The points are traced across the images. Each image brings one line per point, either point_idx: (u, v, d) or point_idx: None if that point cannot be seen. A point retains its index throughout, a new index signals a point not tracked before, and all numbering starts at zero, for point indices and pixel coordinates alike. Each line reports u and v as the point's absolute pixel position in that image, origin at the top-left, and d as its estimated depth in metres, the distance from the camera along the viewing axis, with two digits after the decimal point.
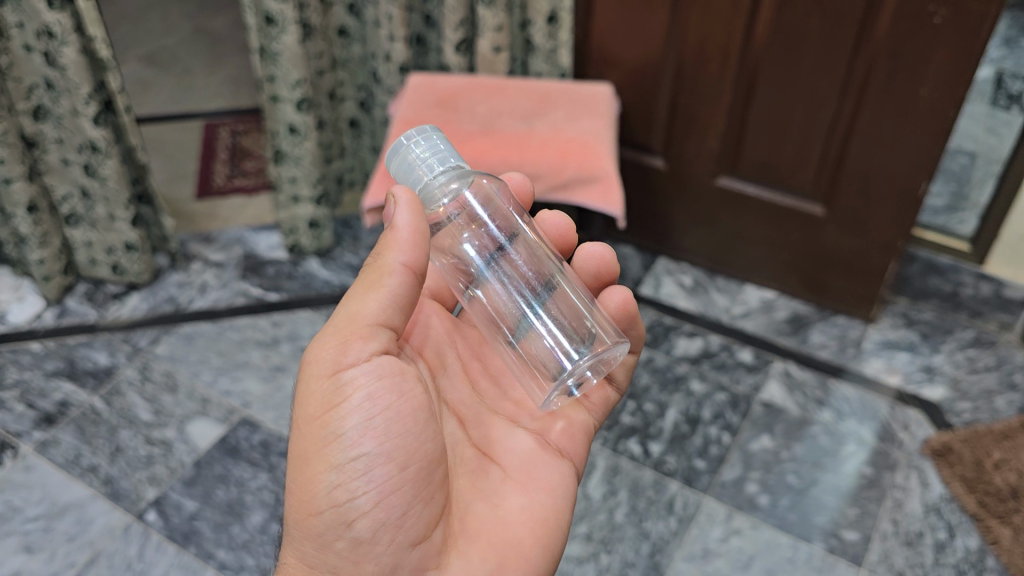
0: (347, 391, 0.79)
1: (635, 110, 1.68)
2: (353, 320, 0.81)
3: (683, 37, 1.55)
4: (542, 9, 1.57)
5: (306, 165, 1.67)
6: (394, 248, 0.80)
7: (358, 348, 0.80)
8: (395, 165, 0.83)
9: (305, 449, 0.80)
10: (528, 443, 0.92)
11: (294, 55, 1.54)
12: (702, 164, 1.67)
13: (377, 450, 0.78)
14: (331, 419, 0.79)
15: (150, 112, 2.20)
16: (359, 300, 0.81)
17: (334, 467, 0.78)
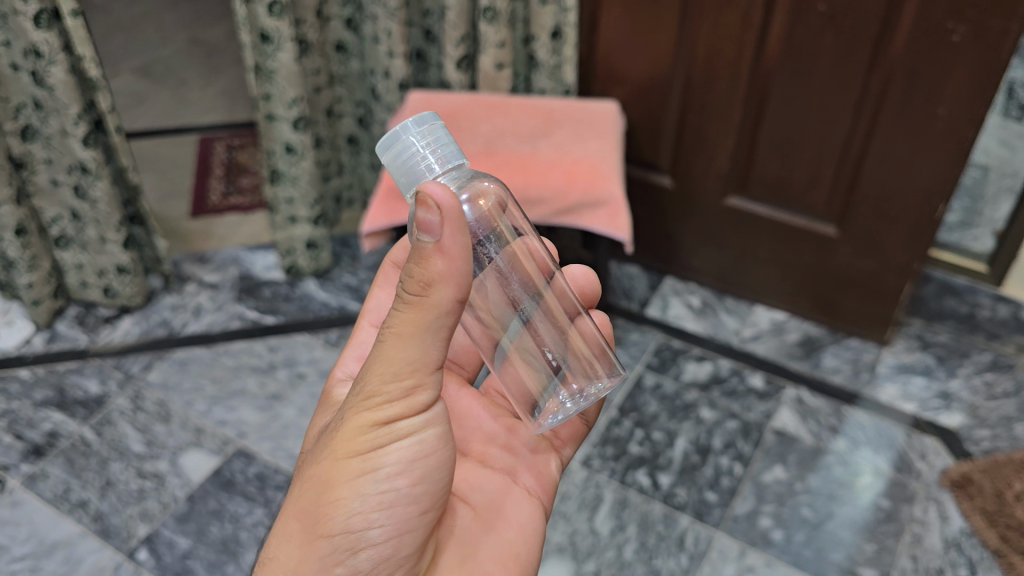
0: (396, 432, 0.72)
1: (642, 127, 1.63)
2: (411, 360, 0.69)
3: (691, 53, 1.50)
4: (545, 24, 1.52)
5: (303, 185, 1.62)
6: (447, 283, 0.65)
7: (415, 393, 0.71)
8: (389, 153, 0.70)
9: (334, 477, 0.72)
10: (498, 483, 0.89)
11: (290, 73, 1.49)
12: (710, 183, 1.62)
13: (409, 492, 0.74)
14: (369, 456, 0.72)
15: (143, 126, 2.15)
16: (415, 344, 0.68)
17: (358, 502, 0.72)
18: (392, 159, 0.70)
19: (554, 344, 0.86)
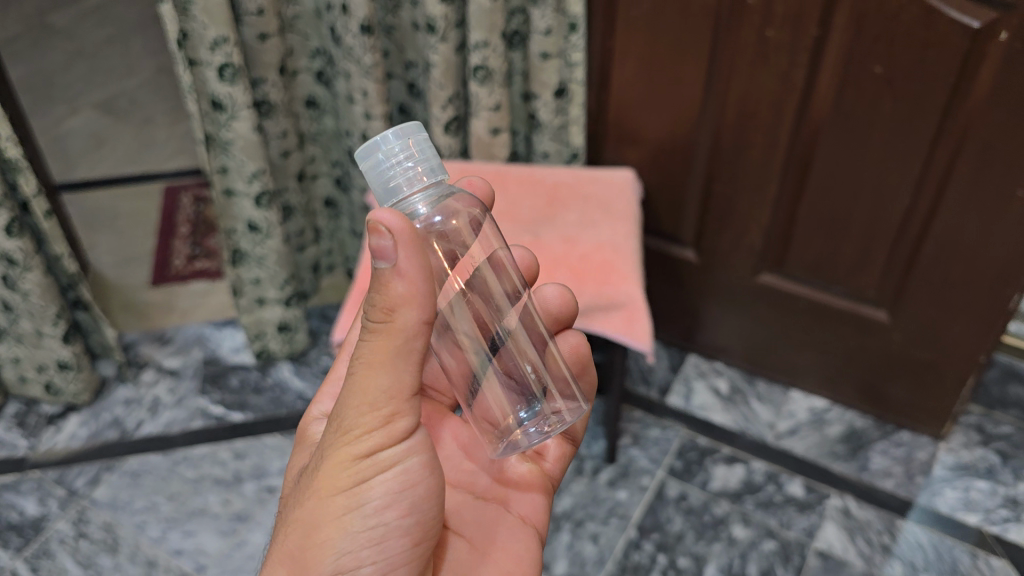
0: (379, 464, 0.66)
1: (661, 196, 1.41)
2: (384, 389, 0.63)
3: (718, 115, 1.28)
4: (548, 81, 1.30)
5: (271, 266, 1.40)
6: (411, 308, 0.60)
7: (392, 423, 0.64)
8: (367, 166, 0.64)
9: (319, 516, 0.66)
10: (488, 513, 0.83)
11: (248, 143, 1.27)
12: (741, 259, 1.41)
13: (399, 522, 0.68)
14: (354, 493, 0.66)
15: (104, 175, 1.89)
16: (386, 371, 0.62)
17: (346, 539, 0.66)
18: (368, 167, 0.64)
19: (516, 364, 0.81)
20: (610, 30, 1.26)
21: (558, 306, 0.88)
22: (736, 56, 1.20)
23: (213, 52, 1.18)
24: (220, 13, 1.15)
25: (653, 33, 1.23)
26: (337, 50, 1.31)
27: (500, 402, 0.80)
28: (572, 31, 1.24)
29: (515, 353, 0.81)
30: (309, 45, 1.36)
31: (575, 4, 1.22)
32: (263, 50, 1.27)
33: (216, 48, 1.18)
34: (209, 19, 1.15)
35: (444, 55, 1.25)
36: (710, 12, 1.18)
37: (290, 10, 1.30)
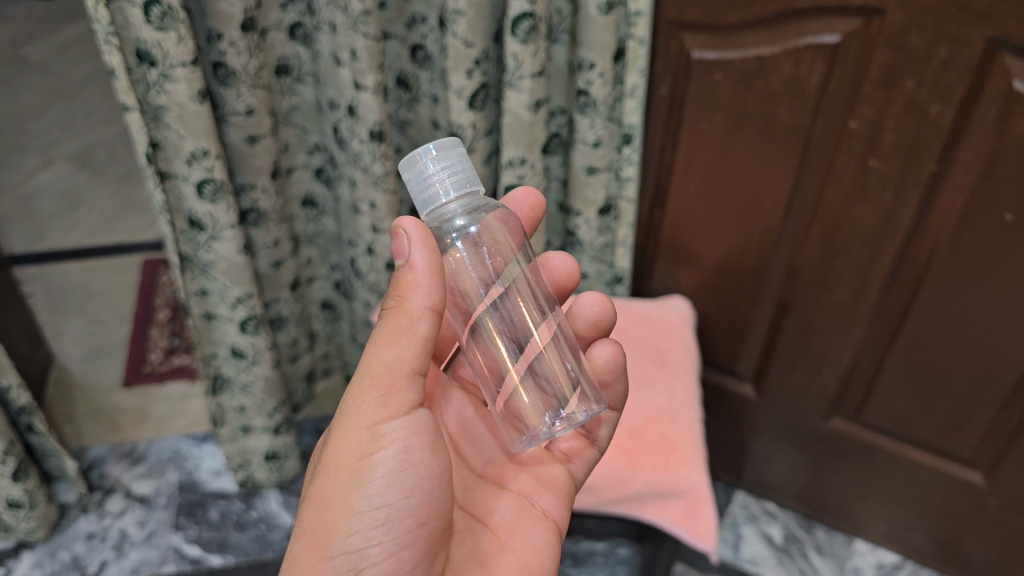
0: (382, 442, 0.66)
1: (719, 328, 1.21)
2: (387, 365, 0.66)
3: (796, 247, 1.07)
4: (593, 197, 1.08)
5: (257, 393, 1.20)
6: (417, 292, 0.65)
7: (392, 399, 0.66)
8: (408, 174, 0.66)
9: (328, 495, 0.66)
10: (507, 508, 0.78)
11: (233, 267, 1.06)
12: (811, 402, 1.21)
13: (403, 506, 0.66)
14: (358, 471, 0.66)
15: (77, 244, 1.71)
16: (391, 349, 0.65)
17: (351, 518, 0.66)
18: (409, 176, 0.67)
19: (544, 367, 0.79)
20: (670, 141, 1.05)
21: (596, 313, 0.82)
22: (828, 185, 0.99)
23: (190, 167, 0.96)
24: (199, 123, 0.93)
25: (724, 150, 1.02)
26: (340, 151, 1.09)
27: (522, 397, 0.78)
28: (625, 143, 1.03)
29: (547, 354, 0.79)
30: (307, 139, 1.15)
31: (631, 114, 1.01)
32: (253, 153, 1.06)
33: (194, 162, 0.96)
34: (186, 129, 0.93)
35: (471, 167, 1.04)
36: (800, 134, 0.97)
37: (286, 101, 1.10)
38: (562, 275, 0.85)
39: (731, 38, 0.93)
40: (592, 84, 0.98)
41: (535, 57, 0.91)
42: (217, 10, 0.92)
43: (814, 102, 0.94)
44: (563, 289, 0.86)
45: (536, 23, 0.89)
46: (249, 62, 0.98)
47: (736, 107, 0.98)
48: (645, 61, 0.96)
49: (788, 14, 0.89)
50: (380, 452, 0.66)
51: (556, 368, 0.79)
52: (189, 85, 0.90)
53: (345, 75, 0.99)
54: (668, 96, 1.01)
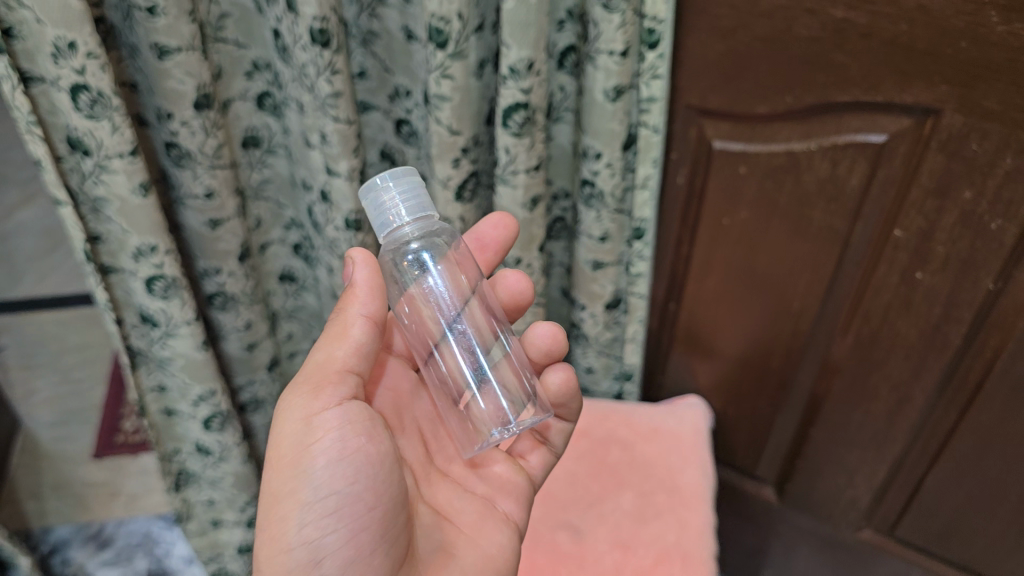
0: (320, 434, 0.60)
1: (739, 428, 1.10)
2: (322, 362, 0.62)
3: (830, 353, 0.94)
4: (599, 292, 0.98)
5: (227, 488, 1.09)
6: (357, 294, 0.63)
7: (329, 389, 0.62)
8: (372, 196, 0.62)
9: (275, 490, 0.60)
10: (465, 508, 0.72)
11: (195, 364, 0.94)
12: (838, 511, 1.08)
13: (352, 493, 0.60)
14: (302, 461, 0.60)
15: (55, 291, 1.70)
16: (324, 347, 0.63)
17: (303, 506, 0.59)
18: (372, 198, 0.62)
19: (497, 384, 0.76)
20: (687, 233, 0.93)
21: (547, 344, 0.79)
22: (867, 294, 0.86)
23: (136, 262, 0.85)
24: (145, 217, 0.81)
25: (748, 247, 0.90)
26: (316, 233, 0.98)
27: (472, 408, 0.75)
28: (636, 237, 0.91)
29: (499, 370, 0.77)
30: (282, 214, 1.03)
31: (643, 206, 0.88)
32: (216, 237, 0.94)
33: (141, 258, 0.84)
34: (130, 223, 0.82)
35: None
36: (835, 236, 0.83)
37: (257, 175, 0.98)
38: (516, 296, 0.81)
39: (758, 129, 0.81)
40: (597, 175, 0.86)
41: (531, 150, 0.79)
42: (165, 87, 0.80)
43: (853, 206, 0.81)
44: (514, 310, 0.82)
45: (531, 114, 0.76)
46: (206, 141, 0.85)
47: (763, 204, 0.85)
48: (659, 150, 0.84)
49: (831, 106, 0.75)
50: (326, 435, 0.60)
51: (506, 383, 0.76)
52: (130, 177, 0.78)
53: (316, 158, 0.87)
54: (685, 185, 0.89)
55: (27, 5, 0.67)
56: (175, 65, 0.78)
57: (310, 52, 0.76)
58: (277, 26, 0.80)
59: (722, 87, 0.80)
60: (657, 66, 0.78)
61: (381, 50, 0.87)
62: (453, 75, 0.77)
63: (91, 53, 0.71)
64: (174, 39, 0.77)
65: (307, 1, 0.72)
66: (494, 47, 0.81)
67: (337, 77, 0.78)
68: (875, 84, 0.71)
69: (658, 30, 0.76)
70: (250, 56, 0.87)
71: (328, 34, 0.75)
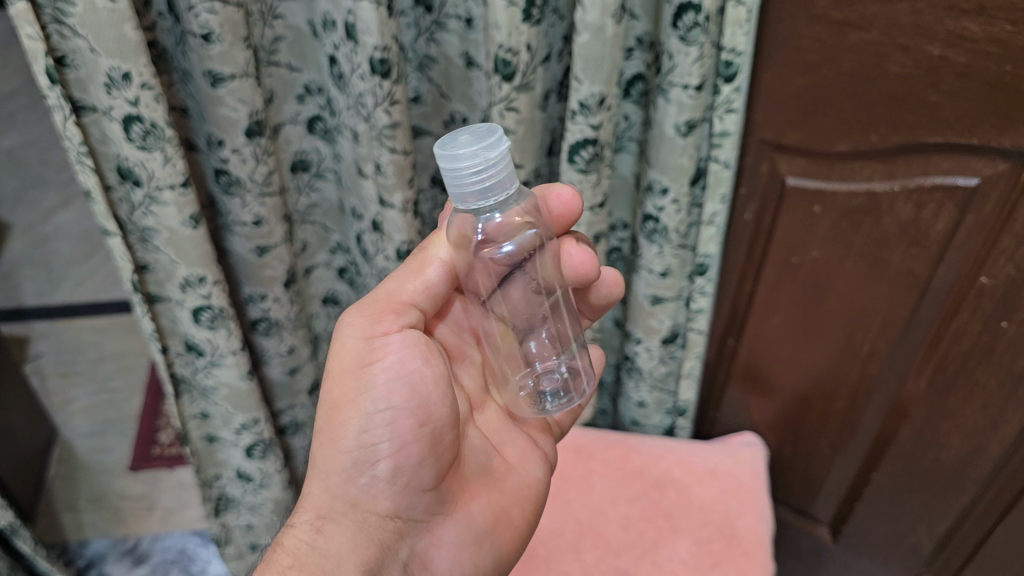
0: (383, 352, 0.59)
1: (794, 466, 1.06)
2: (394, 289, 0.61)
3: (901, 396, 0.87)
4: (657, 327, 0.94)
5: (266, 513, 1.07)
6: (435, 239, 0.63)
7: (396, 316, 0.60)
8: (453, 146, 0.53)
9: (337, 397, 0.59)
10: (511, 437, 0.71)
11: (240, 394, 0.92)
12: (895, 554, 1.00)
13: (410, 410, 0.59)
14: (362, 376, 0.59)
15: (91, 298, 1.71)
16: (398, 278, 0.62)
17: (363, 415, 0.58)
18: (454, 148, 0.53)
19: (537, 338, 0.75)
20: (752, 270, 0.89)
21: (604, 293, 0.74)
22: (944, 341, 0.80)
23: (183, 293, 0.82)
24: (194, 248, 0.79)
25: (818, 287, 0.85)
26: (364, 261, 0.96)
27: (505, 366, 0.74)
28: (699, 273, 0.88)
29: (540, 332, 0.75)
30: (329, 238, 1.01)
31: (708, 242, 0.85)
32: (263, 263, 0.91)
33: (188, 288, 0.82)
34: (178, 254, 0.79)
35: None
36: (916, 281, 0.78)
37: (305, 199, 0.95)
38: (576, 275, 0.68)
39: (837, 166, 0.76)
40: (662, 211, 0.83)
41: (596, 186, 0.77)
42: (218, 115, 0.77)
43: (936, 251, 0.75)
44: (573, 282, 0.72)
45: (599, 150, 0.73)
46: (257, 168, 0.82)
47: (837, 244, 0.81)
48: (729, 185, 0.80)
49: (919, 147, 0.70)
50: (389, 354, 0.59)
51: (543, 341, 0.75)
52: (181, 209, 0.76)
53: (368, 187, 0.84)
54: (752, 222, 0.85)
55: (82, 34, 0.65)
56: (229, 92, 0.75)
57: (368, 82, 0.73)
58: (333, 53, 0.77)
59: (800, 123, 0.75)
60: (732, 99, 0.74)
61: (437, 76, 0.84)
62: (518, 108, 0.73)
63: (145, 83, 0.68)
64: (229, 67, 0.74)
65: (369, 30, 0.69)
66: (559, 77, 0.78)
67: (395, 107, 0.75)
68: (970, 126, 0.66)
69: (736, 63, 0.72)
70: (303, 79, 0.85)
71: (388, 64, 0.72)
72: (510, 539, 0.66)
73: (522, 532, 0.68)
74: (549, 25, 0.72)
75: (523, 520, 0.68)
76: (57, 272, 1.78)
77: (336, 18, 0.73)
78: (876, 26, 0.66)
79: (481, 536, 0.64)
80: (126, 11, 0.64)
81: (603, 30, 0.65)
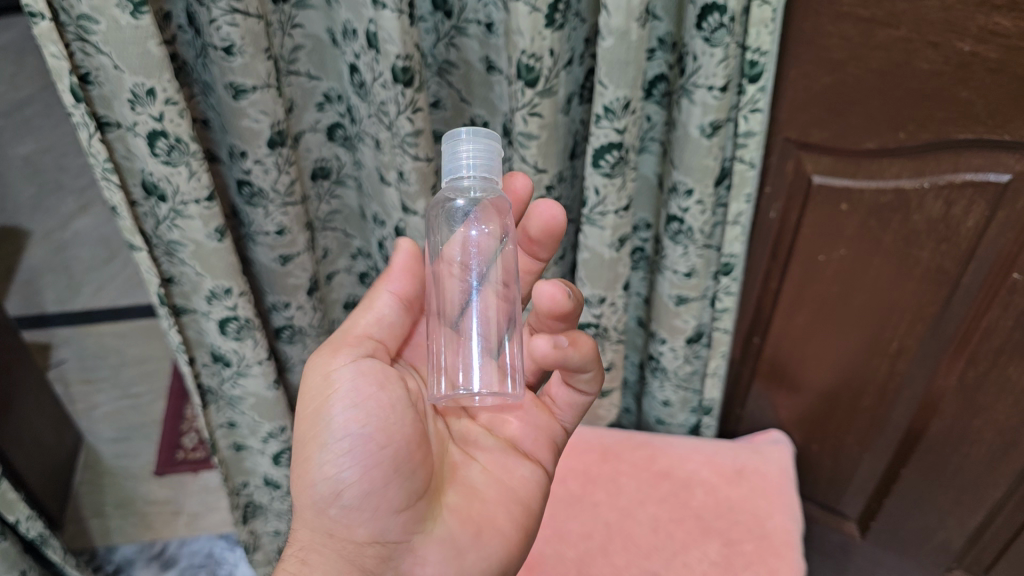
0: (335, 385, 0.61)
1: (821, 463, 1.05)
2: (348, 326, 0.65)
3: (932, 391, 0.86)
4: (682, 327, 0.93)
5: (294, 519, 1.08)
6: (386, 281, 0.66)
7: (344, 350, 0.63)
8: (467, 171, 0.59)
9: (300, 430, 0.61)
10: (488, 446, 0.68)
11: (266, 402, 0.92)
12: (926, 550, 1.00)
13: (367, 435, 0.58)
14: (321, 410, 0.60)
15: (111, 304, 1.72)
16: (353, 313, 0.66)
17: (322, 448, 0.59)
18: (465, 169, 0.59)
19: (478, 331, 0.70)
20: (777, 268, 0.88)
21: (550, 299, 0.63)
22: (975, 338, 0.79)
23: (210, 304, 0.82)
24: (219, 261, 0.79)
25: (845, 285, 0.84)
26: (387, 267, 0.95)
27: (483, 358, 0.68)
28: (724, 272, 0.87)
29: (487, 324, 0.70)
30: (350, 244, 1.01)
31: (733, 242, 0.84)
32: (286, 272, 0.91)
33: (215, 300, 0.82)
34: (204, 267, 0.79)
35: None
36: (946, 277, 0.77)
37: (325, 206, 0.95)
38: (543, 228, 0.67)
39: (864, 164, 0.75)
40: (687, 212, 0.82)
41: (621, 190, 0.76)
42: (240, 126, 0.77)
43: (967, 248, 0.74)
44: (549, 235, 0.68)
45: (624, 154, 0.73)
46: (280, 178, 0.82)
47: (864, 241, 0.80)
48: (754, 185, 0.79)
49: (949, 144, 0.69)
50: (341, 384, 0.60)
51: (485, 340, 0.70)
52: (206, 222, 0.76)
53: (391, 195, 0.84)
54: (777, 220, 0.84)
55: (106, 51, 0.65)
56: (251, 104, 0.75)
57: (390, 90, 0.73)
58: (354, 61, 0.77)
59: (827, 121, 0.74)
60: (758, 99, 0.74)
61: (457, 81, 0.83)
62: (542, 113, 0.73)
63: (169, 99, 0.68)
64: (250, 79, 0.74)
65: (391, 39, 0.69)
66: (581, 80, 0.77)
67: (418, 115, 0.75)
68: (1003, 122, 0.65)
69: (761, 63, 0.71)
70: (322, 88, 0.84)
71: (411, 72, 0.71)
72: (498, 548, 0.62)
73: (514, 539, 0.63)
74: (572, 28, 0.72)
75: (511, 525, 0.63)
76: (77, 279, 1.79)
77: (357, 28, 0.73)
78: (905, 24, 0.65)
79: (462, 546, 0.60)
80: (150, 28, 0.64)
81: (628, 34, 0.65)
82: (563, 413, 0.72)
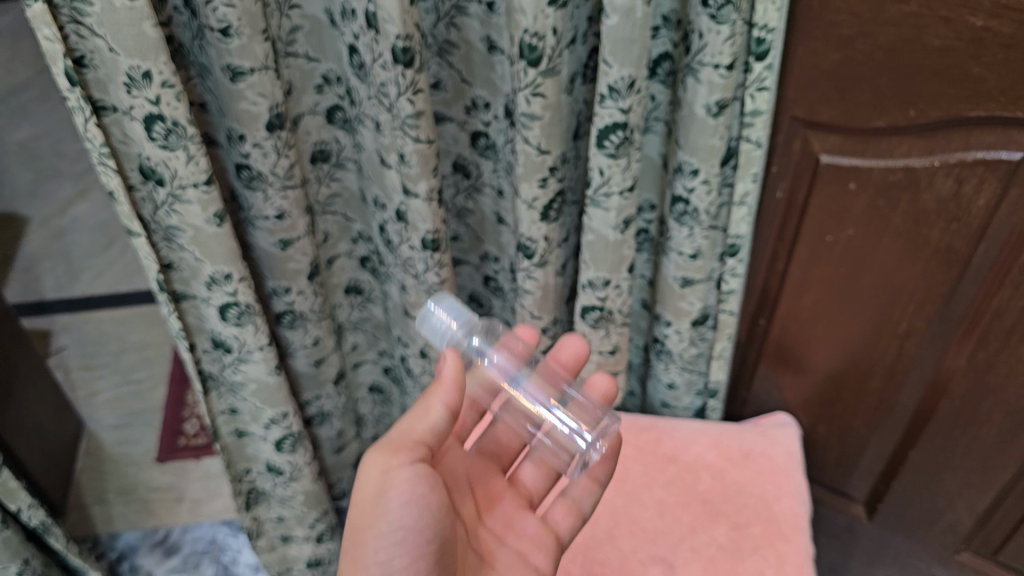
0: (393, 484, 0.61)
1: (827, 445, 1.04)
2: (406, 428, 0.63)
3: (941, 372, 0.86)
4: (687, 308, 0.92)
5: (298, 505, 1.07)
6: (443, 386, 0.62)
7: (403, 451, 0.62)
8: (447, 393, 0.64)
9: (357, 523, 0.61)
10: (522, 533, 0.73)
11: (268, 388, 0.92)
12: (933, 531, 1.00)
13: (415, 540, 0.60)
14: (378, 505, 0.61)
15: (111, 290, 1.71)
16: (410, 415, 0.63)
17: (378, 539, 0.60)
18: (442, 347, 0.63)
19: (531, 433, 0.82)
20: (784, 249, 0.87)
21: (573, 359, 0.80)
22: (985, 319, 0.78)
23: (210, 291, 0.81)
24: (219, 247, 0.78)
25: (853, 266, 0.83)
26: (388, 251, 0.94)
27: (542, 423, 0.80)
28: (730, 254, 0.86)
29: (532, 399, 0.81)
30: (351, 227, 1.00)
31: (739, 222, 0.83)
32: (287, 257, 0.90)
33: (215, 286, 0.81)
34: (204, 253, 0.78)
35: (543, 282, 0.87)
36: (956, 258, 0.76)
37: (326, 189, 0.94)
38: (569, 355, 0.80)
39: (873, 142, 0.74)
40: (692, 192, 0.81)
41: (626, 171, 0.75)
42: (238, 109, 0.76)
43: (978, 226, 0.73)
44: (566, 368, 0.81)
45: (629, 134, 0.72)
46: (279, 162, 0.81)
47: (873, 221, 0.79)
48: (761, 164, 0.78)
49: (959, 121, 0.68)
50: (398, 488, 0.61)
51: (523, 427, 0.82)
52: (205, 207, 0.75)
53: (392, 177, 0.83)
54: (784, 200, 0.83)
55: (99, 34, 0.64)
56: (248, 86, 0.74)
57: (390, 71, 0.72)
58: (353, 42, 0.75)
59: (835, 99, 0.73)
60: (765, 77, 0.72)
61: (458, 61, 0.82)
62: (545, 93, 0.71)
63: (165, 82, 0.67)
64: (248, 61, 0.72)
65: (391, 19, 0.67)
66: (585, 59, 0.76)
67: (419, 96, 0.74)
68: (1015, 99, 0.64)
69: (768, 40, 0.70)
70: (321, 69, 0.83)
71: (411, 52, 0.70)
72: None
73: None
74: (575, 6, 0.70)
75: None
76: (76, 265, 1.78)
77: (356, 8, 0.71)
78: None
79: None
80: (144, 8, 0.63)
81: (633, 11, 0.64)
82: (586, 506, 0.76)
